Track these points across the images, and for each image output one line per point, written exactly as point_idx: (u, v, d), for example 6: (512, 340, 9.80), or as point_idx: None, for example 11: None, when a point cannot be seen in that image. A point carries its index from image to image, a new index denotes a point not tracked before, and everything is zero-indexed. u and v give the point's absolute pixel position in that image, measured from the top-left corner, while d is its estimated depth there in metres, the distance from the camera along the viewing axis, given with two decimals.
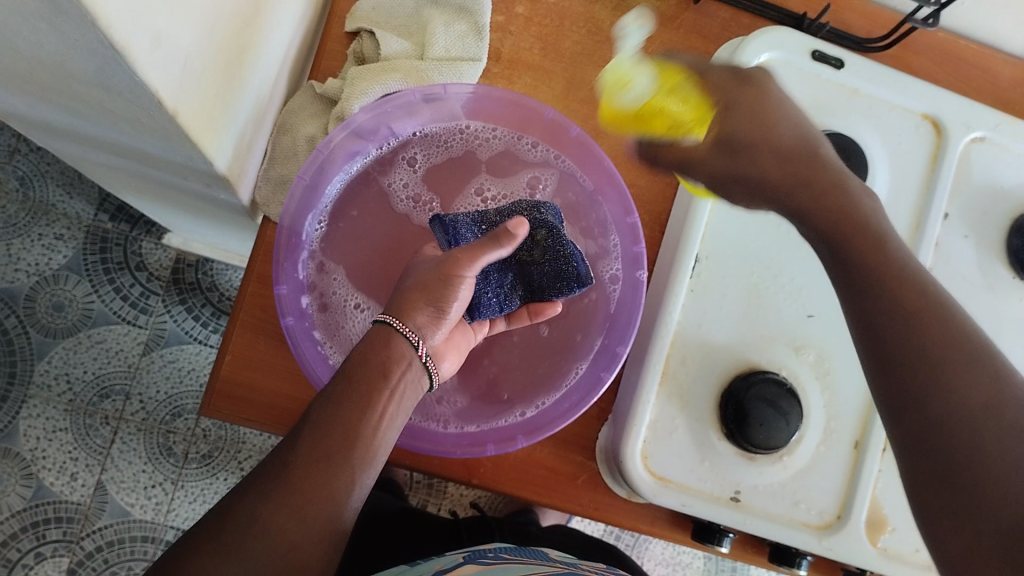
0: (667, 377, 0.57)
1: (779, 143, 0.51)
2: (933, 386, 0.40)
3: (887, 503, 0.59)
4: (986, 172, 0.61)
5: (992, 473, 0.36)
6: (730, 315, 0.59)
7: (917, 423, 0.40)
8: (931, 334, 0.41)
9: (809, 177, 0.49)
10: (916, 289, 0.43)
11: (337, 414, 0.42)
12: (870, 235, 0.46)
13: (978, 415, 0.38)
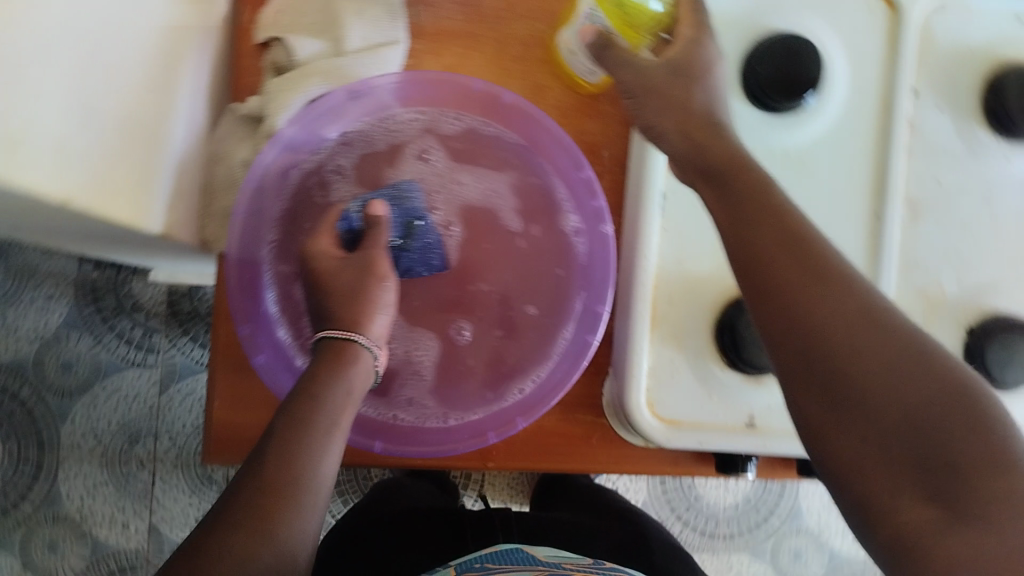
0: (657, 323, 0.57)
1: (690, 102, 0.49)
2: (842, 338, 0.38)
3: None
4: (953, 35, 0.59)
5: (922, 429, 0.36)
6: (710, 242, 0.58)
7: (823, 377, 0.39)
8: (834, 288, 0.40)
9: (704, 138, 0.48)
10: (803, 239, 0.42)
11: (291, 438, 0.42)
12: (758, 187, 0.45)
13: (893, 361, 0.37)
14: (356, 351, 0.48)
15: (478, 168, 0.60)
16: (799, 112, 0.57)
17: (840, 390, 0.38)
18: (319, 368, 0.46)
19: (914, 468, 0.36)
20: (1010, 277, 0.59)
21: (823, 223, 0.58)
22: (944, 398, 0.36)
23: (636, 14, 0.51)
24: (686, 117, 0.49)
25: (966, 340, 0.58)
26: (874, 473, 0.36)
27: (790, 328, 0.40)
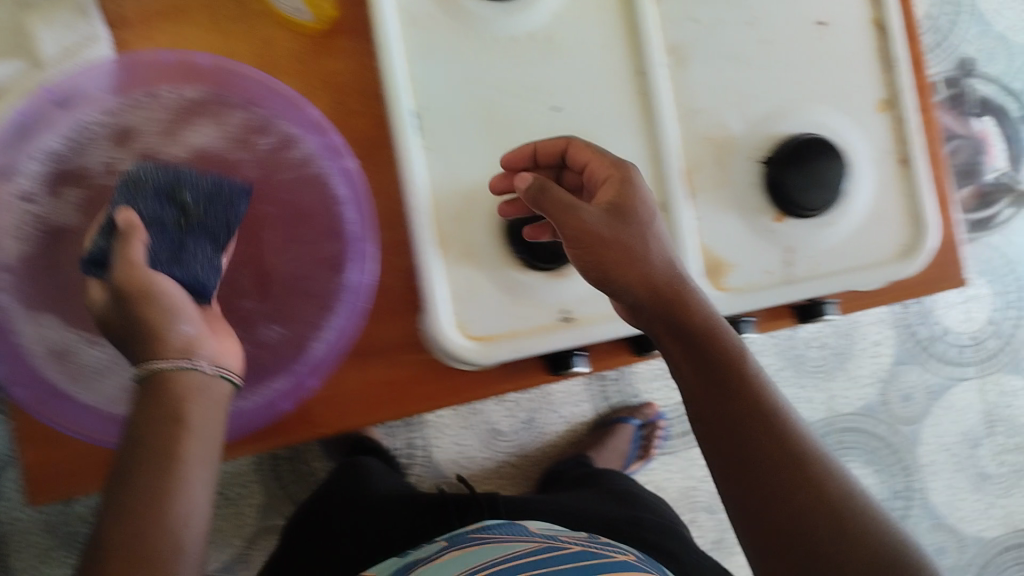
0: (445, 245, 0.54)
1: (651, 268, 0.46)
2: (750, 415, 0.44)
3: (718, 246, 0.56)
4: None
5: (819, 495, 0.42)
6: (475, 148, 0.54)
7: (729, 446, 0.44)
8: (798, 479, 0.42)
9: (671, 301, 0.46)
10: (769, 441, 0.43)
11: (145, 469, 0.40)
12: (733, 378, 0.45)
13: (789, 436, 0.43)
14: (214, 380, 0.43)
15: (201, 128, 0.52)
16: None
17: (745, 456, 0.43)
18: (155, 394, 0.41)
19: (805, 530, 0.41)
20: (801, 96, 0.56)
21: (588, 97, 0.55)
22: (831, 471, 0.43)
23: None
24: (651, 287, 0.46)
25: (766, 175, 0.56)
26: (780, 528, 0.41)
27: (700, 398, 0.45)
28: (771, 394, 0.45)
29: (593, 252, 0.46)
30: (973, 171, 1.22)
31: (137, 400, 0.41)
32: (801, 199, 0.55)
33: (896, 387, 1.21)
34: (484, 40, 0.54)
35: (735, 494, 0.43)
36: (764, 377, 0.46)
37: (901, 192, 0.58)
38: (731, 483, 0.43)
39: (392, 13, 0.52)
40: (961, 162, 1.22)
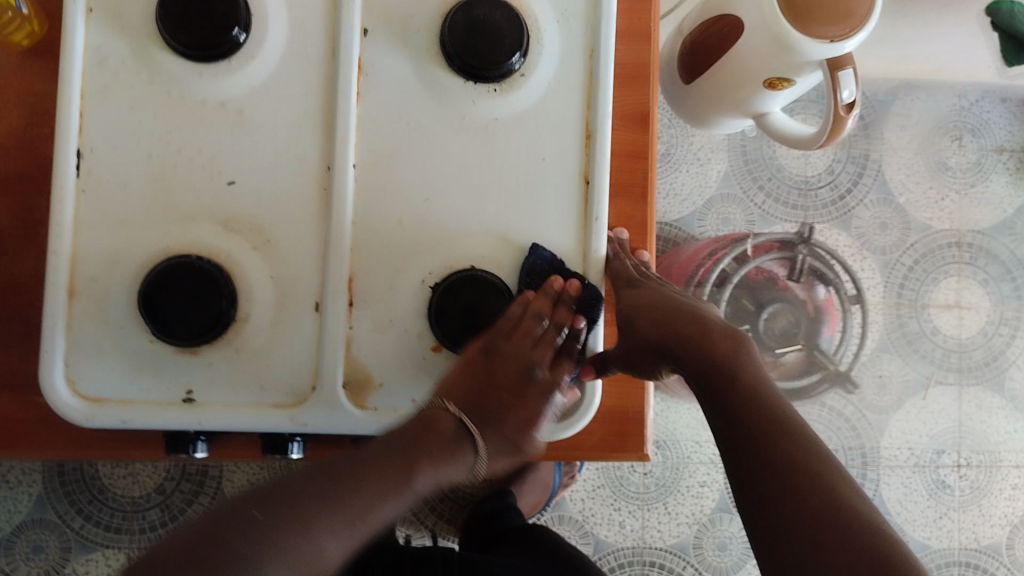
0: (77, 295, 0.53)
1: (670, 295, 0.56)
2: (761, 419, 0.47)
3: (369, 359, 0.54)
4: None
5: (801, 488, 0.44)
6: (136, 200, 0.53)
7: (749, 447, 0.47)
8: (791, 433, 0.46)
9: (675, 313, 0.55)
10: (776, 398, 0.49)
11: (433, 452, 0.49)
12: (731, 360, 0.51)
13: (795, 435, 0.46)
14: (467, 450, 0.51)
15: None
16: (231, 60, 0.54)
17: (750, 455, 0.47)
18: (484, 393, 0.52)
19: (811, 500, 0.43)
20: (482, 225, 0.56)
21: (263, 180, 0.54)
22: (835, 469, 0.45)
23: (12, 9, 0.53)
24: (669, 308, 0.55)
25: (429, 301, 0.55)
26: (775, 524, 0.44)
27: (718, 396, 0.50)
28: (762, 376, 0.50)
29: (635, 311, 0.55)
30: (788, 343, 1.01)
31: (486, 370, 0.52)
32: (460, 337, 0.54)
33: (713, 534, 1.09)
34: (176, 101, 0.54)
35: (733, 457, 0.48)
36: (759, 362, 0.51)
37: (572, 352, 0.56)
38: (729, 441, 0.48)
39: (78, 51, 0.53)
40: (777, 331, 1.01)
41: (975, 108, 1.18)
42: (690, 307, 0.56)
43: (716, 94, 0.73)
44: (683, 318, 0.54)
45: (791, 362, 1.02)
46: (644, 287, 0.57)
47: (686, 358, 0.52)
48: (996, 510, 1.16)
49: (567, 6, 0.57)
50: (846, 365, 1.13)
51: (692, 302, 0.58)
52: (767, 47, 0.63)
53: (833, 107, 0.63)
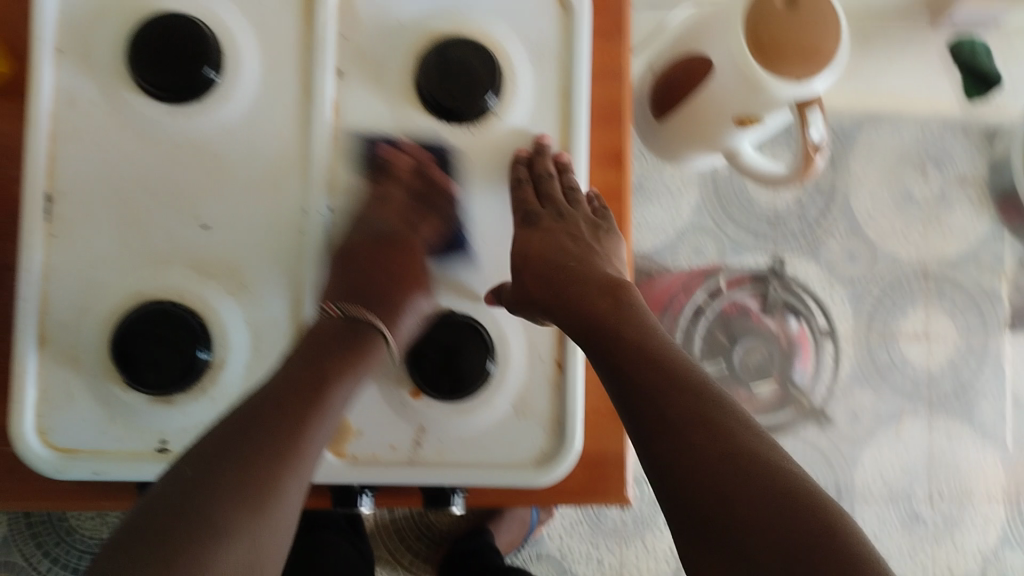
0: (47, 342, 0.51)
1: (568, 243, 0.54)
2: (653, 375, 0.45)
3: None
4: (379, 10, 0.55)
5: (703, 445, 0.42)
6: (108, 245, 0.52)
7: (648, 408, 0.44)
8: (685, 385, 0.44)
9: (559, 259, 0.53)
10: (666, 347, 0.47)
11: (285, 405, 0.46)
12: (621, 314, 0.49)
13: (689, 388, 0.44)
14: (370, 340, 0.51)
15: None
16: (203, 101, 0.53)
17: (648, 417, 0.44)
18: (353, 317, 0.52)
19: (715, 455, 0.41)
20: (459, 268, 0.56)
21: (238, 223, 0.53)
22: (739, 417, 0.43)
23: None
24: (563, 256, 0.53)
25: (407, 346, 0.54)
26: (684, 487, 0.41)
27: (608, 356, 0.47)
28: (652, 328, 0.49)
29: (525, 267, 0.53)
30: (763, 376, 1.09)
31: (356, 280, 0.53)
32: (436, 380, 0.53)
33: None
34: (147, 143, 0.53)
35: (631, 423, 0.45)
36: (644, 312, 0.50)
37: (553, 397, 0.55)
38: (623, 403, 0.46)
39: (46, 92, 0.52)
40: (752, 363, 1.10)
41: (937, 140, 1.18)
42: (577, 257, 0.53)
43: (686, 131, 0.74)
44: (568, 270, 0.52)
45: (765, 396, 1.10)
46: (536, 229, 0.54)
47: (574, 315, 0.50)
48: (970, 543, 1.17)
49: (542, 49, 0.56)
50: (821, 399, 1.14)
51: (584, 248, 0.54)
52: (737, 85, 0.63)
53: (803, 146, 0.64)
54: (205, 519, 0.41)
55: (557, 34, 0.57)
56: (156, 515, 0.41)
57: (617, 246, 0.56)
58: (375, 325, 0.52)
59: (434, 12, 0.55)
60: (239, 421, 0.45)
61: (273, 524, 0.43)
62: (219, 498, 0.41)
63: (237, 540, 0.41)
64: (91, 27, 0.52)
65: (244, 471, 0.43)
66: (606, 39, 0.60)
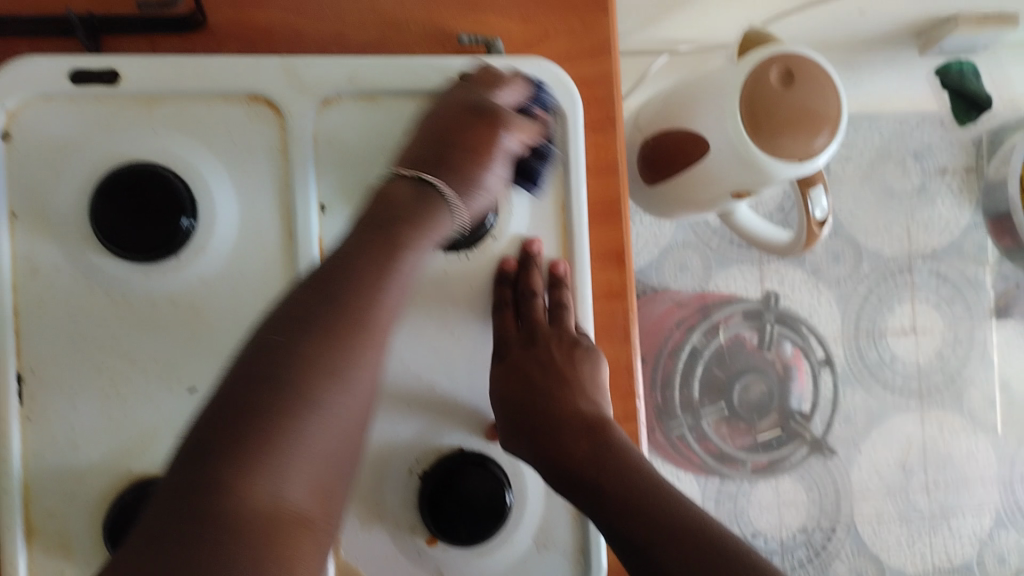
0: (35, 532, 0.48)
1: (542, 377, 0.52)
2: (627, 482, 0.46)
3: (359, 558, 0.51)
4: (360, 138, 0.52)
5: (679, 545, 0.43)
6: (90, 421, 0.48)
7: (626, 514, 0.45)
8: (659, 494, 0.46)
9: (535, 392, 0.51)
10: (637, 458, 0.48)
11: (347, 306, 0.42)
12: (601, 435, 0.49)
13: (661, 491, 0.46)
14: (436, 209, 0.48)
15: None
16: (181, 255, 0.49)
17: (628, 523, 0.45)
18: (416, 196, 0.48)
19: (693, 553, 0.43)
20: (468, 402, 0.53)
21: None
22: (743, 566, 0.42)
23: None
24: (542, 394, 0.52)
25: (417, 490, 0.51)
26: None
27: (581, 465, 0.48)
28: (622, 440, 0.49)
29: (506, 402, 0.51)
30: (764, 413, 1.03)
31: (433, 135, 0.50)
32: (451, 528, 0.49)
33: None
34: (121, 304, 0.49)
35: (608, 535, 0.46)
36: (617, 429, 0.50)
37: (574, 523, 0.53)
38: (597, 505, 0.46)
39: (5, 265, 0.47)
40: (751, 403, 1.02)
41: (916, 132, 1.07)
42: (547, 391, 0.52)
43: (679, 194, 0.70)
44: (544, 392, 0.52)
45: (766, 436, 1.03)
46: (506, 363, 0.52)
47: (548, 432, 0.50)
48: (964, 527, 1.07)
49: None
50: (822, 431, 1.05)
51: (556, 379, 0.52)
52: (734, 164, 0.60)
53: (806, 223, 0.62)
54: (296, 394, 0.39)
55: None
56: (241, 382, 0.39)
57: (599, 363, 0.53)
58: (442, 195, 0.49)
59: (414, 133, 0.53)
60: (307, 294, 0.43)
61: (331, 429, 0.40)
62: (263, 411, 0.38)
63: (324, 413, 0.40)
64: (48, 185, 0.48)
65: (329, 342, 0.41)
66: (598, 131, 0.57)
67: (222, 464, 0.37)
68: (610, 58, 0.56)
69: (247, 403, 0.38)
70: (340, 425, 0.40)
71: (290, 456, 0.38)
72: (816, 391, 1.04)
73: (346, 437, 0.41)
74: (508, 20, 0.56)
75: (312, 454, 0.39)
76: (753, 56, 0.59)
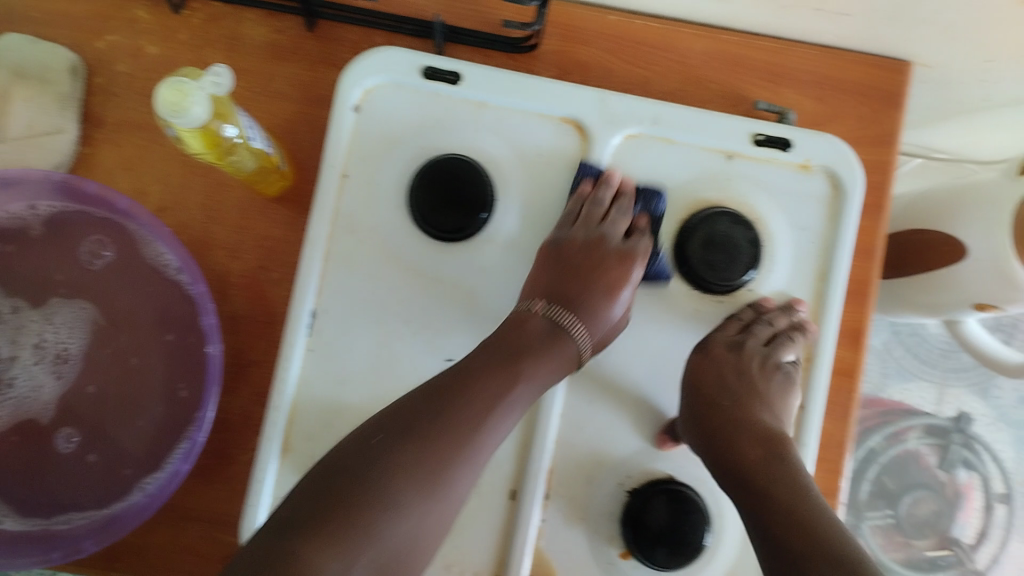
0: (290, 450, 0.54)
1: (740, 384, 0.55)
2: (789, 504, 0.46)
3: (554, 553, 0.54)
4: (650, 173, 0.56)
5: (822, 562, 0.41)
6: (359, 366, 0.54)
7: (784, 531, 0.44)
8: (822, 519, 0.44)
9: (725, 393, 0.54)
10: (805, 487, 0.47)
11: (447, 424, 0.46)
12: (777, 450, 0.50)
13: (823, 519, 0.44)
14: (563, 345, 0.52)
15: (113, 248, 0.55)
16: (473, 241, 0.55)
17: (785, 536, 0.44)
18: (534, 331, 0.52)
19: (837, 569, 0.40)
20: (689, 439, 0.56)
21: None
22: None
23: (268, 172, 0.53)
24: (732, 398, 0.54)
25: (623, 504, 0.54)
26: None
27: (749, 476, 0.49)
28: (795, 467, 0.49)
29: (698, 392, 0.54)
30: (927, 531, 0.99)
31: (553, 273, 0.54)
32: (649, 549, 0.52)
33: None
34: (409, 273, 0.55)
35: (762, 551, 0.45)
36: (795, 456, 0.50)
37: None
38: (756, 518, 0.46)
39: (327, 216, 0.54)
40: (917, 518, 0.99)
41: None
42: (736, 395, 0.54)
43: (917, 295, 0.72)
44: (731, 402, 0.54)
45: (922, 553, 0.99)
46: (709, 357, 0.55)
47: (727, 440, 0.51)
48: None
49: (807, 233, 0.56)
50: (983, 566, 0.99)
51: (747, 389, 0.55)
52: (991, 275, 0.61)
53: None
54: (381, 488, 0.43)
55: (824, 218, 0.56)
56: (330, 470, 0.44)
57: (791, 394, 0.55)
58: (572, 335, 0.53)
59: (701, 179, 0.56)
60: (415, 403, 0.47)
61: (401, 531, 0.43)
62: (349, 496, 0.42)
63: (407, 513, 0.43)
64: (380, 158, 0.55)
65: (425, 452, 0.45)
66: (868, 216, 0.59)
67: (302, 535, 0.40)
68: (893, 151, 0.59)
69: (333, 489, 0.42)
70: (408, 530, 0.43)
71: (364, 547, 0.41)
72: (984, 523, 1.00)
73: (409, 547, 0.44)
74: (801, 95, 0.58)
75: (385, 547, 0.42)
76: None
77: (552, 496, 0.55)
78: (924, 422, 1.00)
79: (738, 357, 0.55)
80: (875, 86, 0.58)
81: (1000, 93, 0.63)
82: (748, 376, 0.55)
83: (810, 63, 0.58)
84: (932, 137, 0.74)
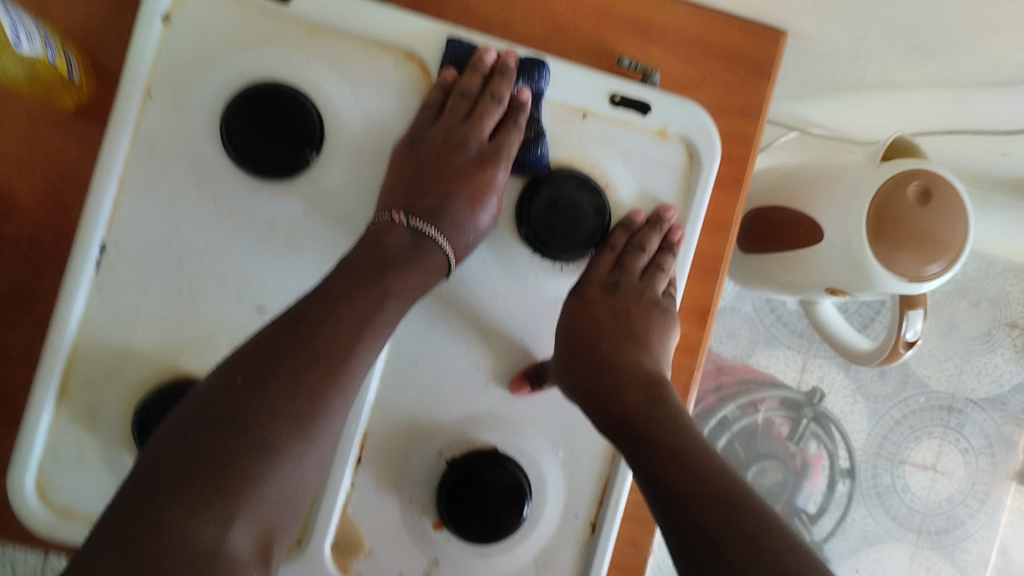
0: (69, 396, 0.48)
1: (607, 319, 0.51)
2: (666, 441, 0.43)
3: (363, 521, 0.51)
4: (496, 125, 0.52)
5: (706, 509, 0.39)
6: (155, 308, 0.49)
7: (669, 469, 0.42)
8: (704, 457, 0.42)
9: (598, 331, 0.50)
10: (684, 421, 0.45)
11: (315, 342, 0.43)
12: (655, 384, 0.47)
13: (702, 456, 0.42)
14: (430, 255, 0.49)
15: None
16: (295, 178, 0.49)
17: (668, 477, 0.41)
18: (394, 246, 0.49)
19: (727, 514, 0.38)
20: (516, 409, 0.53)
21: None
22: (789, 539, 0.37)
23: (55, 83, 0.47)
24: (602, 329, 0.51)
25: (440, 477, 0.51)
26: (704, 543, 0.38)
27: (625, 413, 0.46)
28: (674, 401, 0.46)
29: (570, 334, 0.50)
30: (771, 501, 1.01)
31: (415, 171, 0.51)
32: (462, 522, 0.49)
33: None
34: (219, 208, 0.49)
35: (649, 493, 0.42)
36: (672, 389, 0.47)
37: (576, 559, 0.53)
38: (639, 456, 0.43)
39: (126, 137, 0.47)
40: (763, 487, 1.01)
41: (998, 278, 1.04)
42: (615, 336, 0.51)
43: (775, 272, 0.70)
44: (606, 332, 0.51)
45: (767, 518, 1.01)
46: (584, 302, 0.52)
47: (600, 371, 0.48)
48: None
49: (659, 200, 0.53)
50: (822, 538, 1.02)
51: (624, 328, 0.51)
52: (843, 263, 0.60)
53: (893, 341, 0.62)
54: (258, 439, 0.39)
55: (677, 185, 0.53)
56: (202, 414, 0.39)
57: (671, 327, 0.52)
58: (440, 247, 0.50)
59: (554, 137, 0.52)
60: (288, 324, 0.43)
61: (288, 471, 0.40)
62: (221, 437, 0.38)
63: (286, 460, 0.39)
64: (192, 75, 0.48)
65: (297, 393, 0.41)
66: (723, 188, 0.56)
67: (167, 496, 0.35)
68: (759, 123, 0.56)
69: (196, 442, 0.38)
70: (293, 470, 0.40)
71: (251, 497, 0.37)
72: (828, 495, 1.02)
73: (297, 487, 0.40)
74: (668, 56, 0.54)
75: (269, 499, 0.39)
76: (895, 164, 0.57)
77: (364, 460, 0.51)
78: (779, 394, 1.01)
79: (603, 296, 0.52)
80: (746, 54, 0.55)
81: (876, 74, 0.60)
82: (618, 306, 0.52)
83: (681, 22, 0.54)
84: (811, 108, 0.72)
